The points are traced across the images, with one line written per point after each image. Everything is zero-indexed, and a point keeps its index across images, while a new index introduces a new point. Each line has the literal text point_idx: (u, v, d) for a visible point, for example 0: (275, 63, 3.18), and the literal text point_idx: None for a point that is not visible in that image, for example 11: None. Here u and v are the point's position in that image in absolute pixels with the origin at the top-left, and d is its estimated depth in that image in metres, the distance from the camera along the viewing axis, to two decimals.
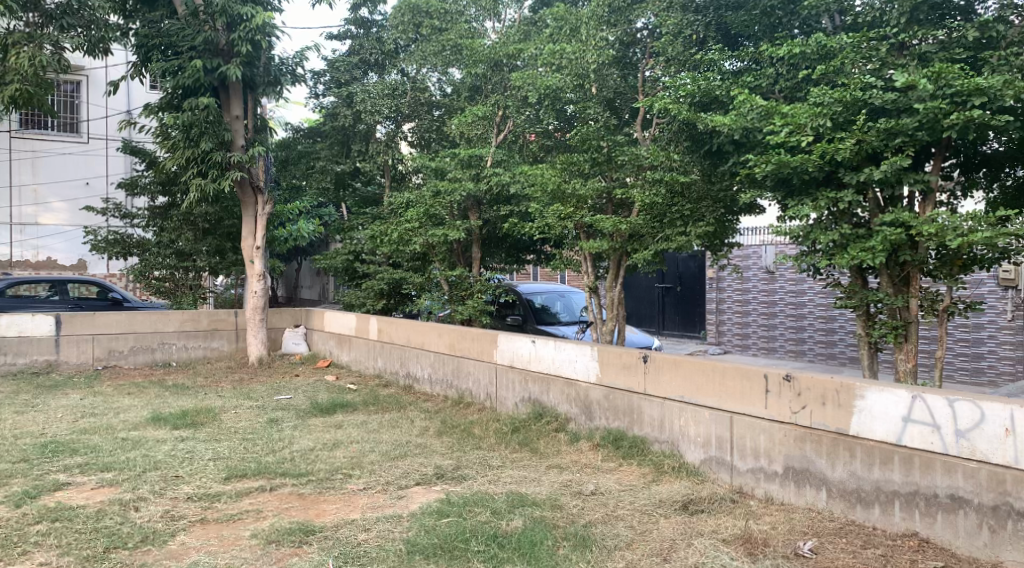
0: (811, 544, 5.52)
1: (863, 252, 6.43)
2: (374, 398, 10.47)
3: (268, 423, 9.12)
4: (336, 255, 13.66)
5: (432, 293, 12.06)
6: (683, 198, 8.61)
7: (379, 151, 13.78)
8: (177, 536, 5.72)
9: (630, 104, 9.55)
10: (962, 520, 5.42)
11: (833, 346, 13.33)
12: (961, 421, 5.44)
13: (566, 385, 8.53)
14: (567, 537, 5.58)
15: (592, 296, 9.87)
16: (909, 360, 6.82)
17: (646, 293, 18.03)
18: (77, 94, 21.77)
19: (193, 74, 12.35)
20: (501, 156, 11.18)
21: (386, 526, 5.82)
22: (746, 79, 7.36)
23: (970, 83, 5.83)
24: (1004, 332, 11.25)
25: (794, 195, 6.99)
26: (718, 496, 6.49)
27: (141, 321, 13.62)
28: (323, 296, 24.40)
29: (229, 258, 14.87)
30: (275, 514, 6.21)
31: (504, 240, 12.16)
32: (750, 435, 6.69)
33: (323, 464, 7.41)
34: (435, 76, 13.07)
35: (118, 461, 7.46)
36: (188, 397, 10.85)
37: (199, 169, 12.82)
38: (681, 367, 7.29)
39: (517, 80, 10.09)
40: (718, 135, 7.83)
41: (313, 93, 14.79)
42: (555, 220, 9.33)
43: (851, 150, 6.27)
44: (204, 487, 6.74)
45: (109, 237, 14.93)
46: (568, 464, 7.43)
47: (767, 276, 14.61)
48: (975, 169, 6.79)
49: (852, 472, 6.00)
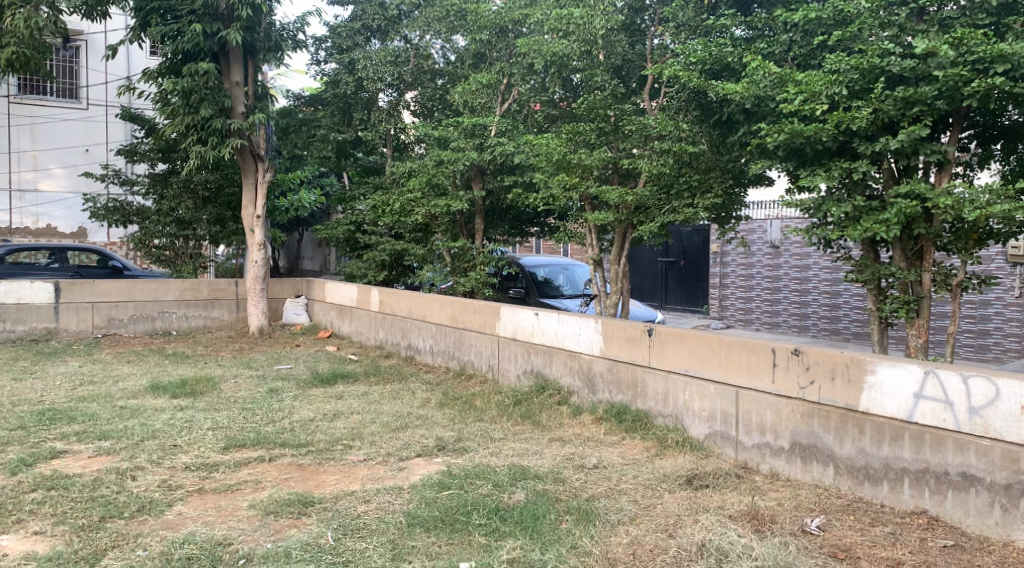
0: (819, 521, 5.43)
1: (877, 225, 6.29)
2: (375, 368, 10.40)
3: (268, 393, 9.03)
4: (337, 225, 13.48)
5: (434, 265, 11.93)
6: (691, 169, 8.44)
7: (380, 120, 13.55)
8: (174, 506, 5.63)
9: (637, 72, 9.36)
10: (973, 498, 5.32)
11: (837, 322, 13.20)
12: (974, 398, 5.32)
13: (569, 357, 8.42)
14: (570, 511, 5.48)
15: (598, 268, 9.74)
16: (920, 335, 6.69)
17: (650, 267, 17.88)
18: (75, 60, 21.52)
19: (193, 38, 12.15)
20: (505, 125, 10.97)
21: (386, 498, 5.73)
22: (758, 45, 7.19)
23: (993, 49, 5.65)
24: (1011, 309, 11.13)
25: (806, 165, 6.84)
26: (723, 471, 6.38)
27: (140, 289, 13.53)
28: (325, 267, 24.35)
29: (230, 227, 14.71)
30: (274, 485, 6.11)
31: (507, 211, 12.00)
32: (756, 409, 6.58)
33: (324, 434, 7.32)
34: (439, 44, 13.34)
35: (115, 430, 7.36)
36: (188, 366, 10.76)
37: (199, 136, 12.68)
38: (687, 341, 7.17)
39: (523, 46, 9.88)
40: (728, 104, 7.71)
41: (315, 60, 14.52)
42: (560, 190, 9.12)
43: (867, 119, 6.13)
44: (203, 457, 6.65)
45: (109, 204, 14.61)
46: (571, 437, 7.33)
47: (772, 251, 14.48)
48: (991, 142, 6.65)
49: (860, 449, 5.90)
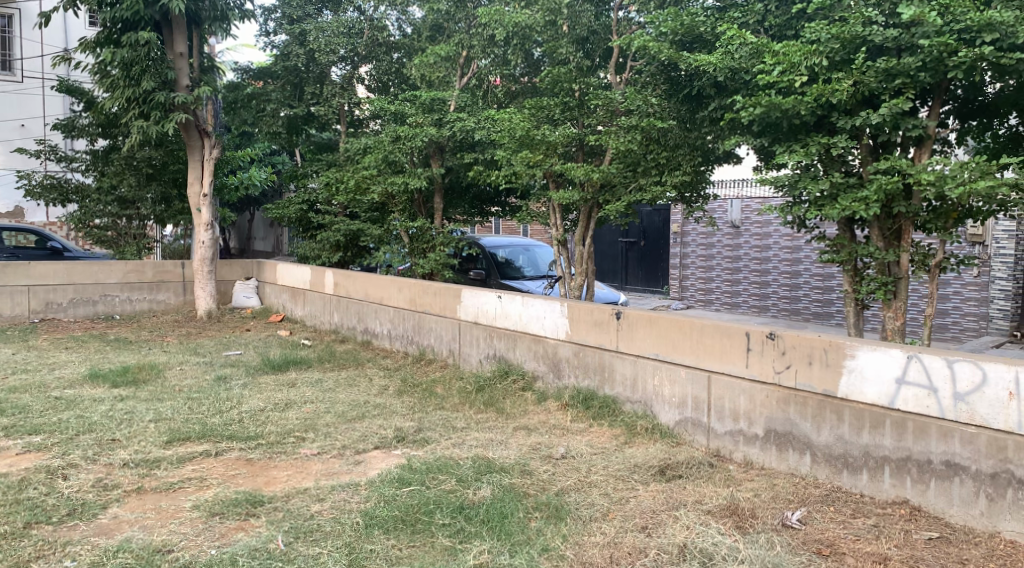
0: (800, 514, 5.16)
1: (855, 203, 6.03)
2: (329, 354, 9.95)
3: (215, 381, 8.55)
4: (289, 204, 12.91)
5: (391, 245, 11.49)
6: (659, 146, 8.10)
7: (333, 94, 13.12)
8: (108, 509, 5.17)
9: (602, 45, 8.93)
10: (958, 487, 5.09)
11: (797, 302, 13.03)
12: (960, 383, 5.07)
13: (533, 342, 8.08)
14: (540, 508, 5.17)
15: (562, 249, 9.40)
16: (897, 318, 6.47)
17: (610, 248, 17.63)
18: (9, 29, 20.61)
19: (133, 6, 11.49)
20: (464, 100, 10.58)
21: (342, 496, 5.34)
22: (732, 14, 6.90)
23: (982, 17, 5.43)
24: (969, 288, 11.05)
25: (781, 141, 6.55)
26: (696, 460, 6.10)
27: (80, 272, 12.89)
28: (277, 248, 23.83)
29: (175, 206, 14.03)
30: (220, 483, 5.68)
31: (467, 190, 11.57)
32: (729, 396, 6.30)
33: (275, 426, 6.90)
34: (394, 15, 12.82)
35: (47, 423, 6.86)
36: (130, 353, 10.20)
37: (141, 110, 12.03)
38: (657, 324, 6.86)
39: (484, 15, 9.46)
40: (699, 77, 7.41)
41: (264, 31, 13.96)
42: (523, 167, 8.74)
43: (848, 92, 5.86)
44: (143, 452, 6.18)
45: (45, 182, 13.86)
46: (536, 426, 7.00)
47: (732, 231, 14.27)
48: (971, 117, 6.40)
49: (839, 436, 5.64)
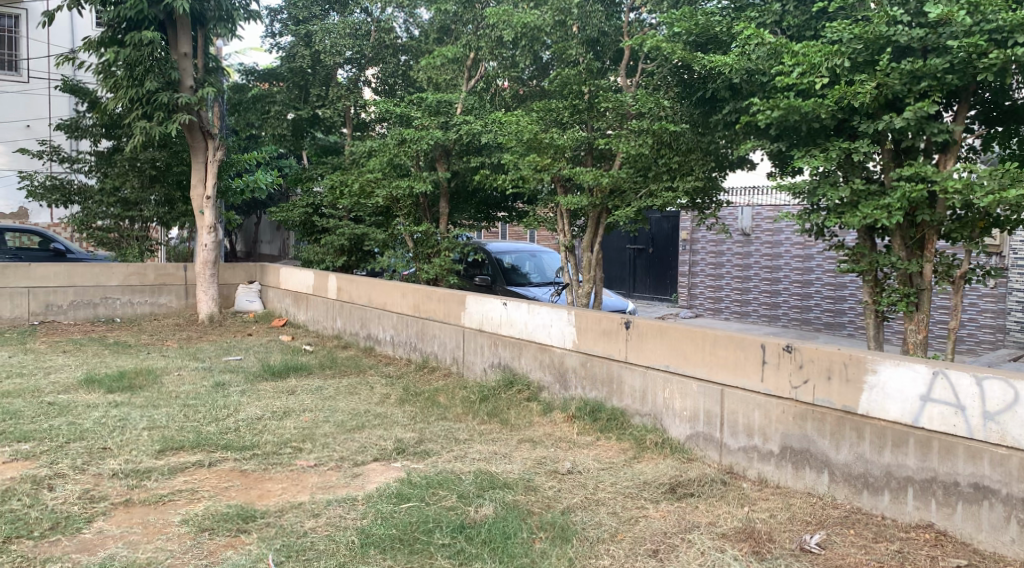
0: (818, 537, 4.90)
1: (877, 211, 5.77)
2: (331, 360, 9.73)
3: (213, 388, 8.33)
4: (293, 207, 12.71)
5: (396, 250, 11.27)
6: (671, 150, 7.86)
7: (340, 96, 12.86)
8: (93, 523, 4.95)
9: (613, 47, 8.75)
10: (987, 511, 4.82)
11: (808, 312, 12.77)
12: (990, 402, 4.81)
13: (539, 351, 7.84)
14: (544, 528, 4.93)
15: (569, 255, 9.15)
16: (919, 331, 6.18)
17: (618, 254, 17.44)
18: (16, 29, 20.69)
19: (136, 4, 11.31)
20: (472, 102, 10.33)
21: (338, 512, 5.10)
22: (749, 13, 6.70)
23: (1015, 17, 5.18)
24: (985, 300, 10.79)
25: (799, 146, 6.32)
26: (708, 478, 5.84)
27: (81, 274, 12.71)
28: (283, 252, 23.70)
29: (179, 208, 13.82)
30: (211, 496, 5.44)
31: (474, 194, 11.32)
32: (743, 410, 6.04)
33: (272, 435, 6.67)
34: (401, 17, 12.71)
35: (38, 430, 6.64)
36: (128, 357, 9.97)
37: (144, 111, 11.85)
38: (668, 333, 6.61)
39: (492, 16, 9.16)
40: (713, 80, 7.16)
41: (270, 33, 13.99)
42: (530, 171, 8.50)
43: (871, 95, 5.63)
44: (134, 462, 5.96)
45: (47, 183, 13.67)
46: (542, 438, 6.76)
47: (742, 238, 14.02)
48: (996, 123, 6.16)
49: (859, 455, 5.38)
